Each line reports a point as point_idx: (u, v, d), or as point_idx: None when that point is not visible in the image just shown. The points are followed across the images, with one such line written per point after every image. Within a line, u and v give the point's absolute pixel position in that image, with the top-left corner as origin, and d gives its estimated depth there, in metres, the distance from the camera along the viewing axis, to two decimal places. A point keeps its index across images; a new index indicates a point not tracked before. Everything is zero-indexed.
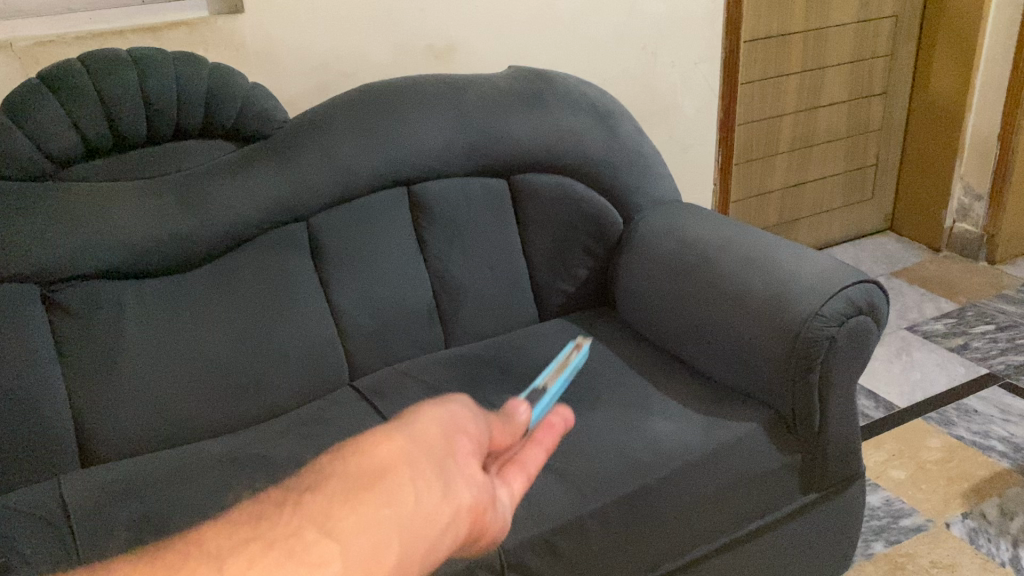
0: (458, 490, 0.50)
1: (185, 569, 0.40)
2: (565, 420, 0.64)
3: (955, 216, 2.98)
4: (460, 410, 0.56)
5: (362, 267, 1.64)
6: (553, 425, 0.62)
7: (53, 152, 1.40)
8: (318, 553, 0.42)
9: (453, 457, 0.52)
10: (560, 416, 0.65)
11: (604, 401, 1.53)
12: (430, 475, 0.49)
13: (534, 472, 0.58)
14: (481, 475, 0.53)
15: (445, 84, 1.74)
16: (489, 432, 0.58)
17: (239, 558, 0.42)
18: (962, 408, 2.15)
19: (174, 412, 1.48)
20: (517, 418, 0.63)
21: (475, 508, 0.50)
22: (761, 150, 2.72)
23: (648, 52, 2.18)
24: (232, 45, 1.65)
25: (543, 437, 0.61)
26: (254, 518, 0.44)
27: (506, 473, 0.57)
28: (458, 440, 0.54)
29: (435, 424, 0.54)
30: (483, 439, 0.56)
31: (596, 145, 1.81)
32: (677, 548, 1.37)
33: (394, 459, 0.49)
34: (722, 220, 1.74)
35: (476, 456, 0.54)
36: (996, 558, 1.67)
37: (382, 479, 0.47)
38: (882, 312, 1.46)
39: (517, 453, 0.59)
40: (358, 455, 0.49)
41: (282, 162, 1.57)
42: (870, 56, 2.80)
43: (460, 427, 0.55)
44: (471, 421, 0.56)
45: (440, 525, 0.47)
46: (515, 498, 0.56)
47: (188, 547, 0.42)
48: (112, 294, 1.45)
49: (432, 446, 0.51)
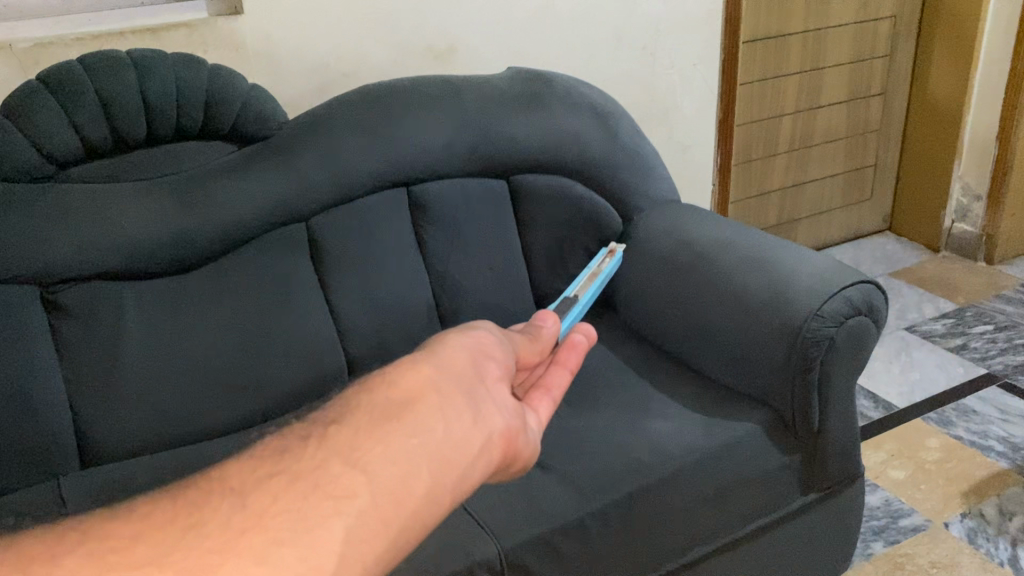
0: (482, 415, 0.61)
1: (209, 505, 0.49)
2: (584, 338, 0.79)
3: (954, 217, 2.99)
4: (485, 342, 0.69)
5: (362, 268, 1.64)
6: (574, 346, 0.77)
7: (53, 154, 1.40)
8: (344, 485, 0.51)
9: (478, 387, 0.63)
10: (582, 333, 0.79)
11: (604, 402, 1.53)
12: (460, 405, 0.60)
13: (558, 394, 0.72)
14: (505, 400, 0.65)
15: (445, 84, 1.74)
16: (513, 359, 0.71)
17: (264, 490, 0.51)
18: (961, 408, 2.15)
19: (174, 414, 1.49)
20: (540, 338, 0.77)
21: (505, 431, 0.62)
22: (761, 149, 2.72)
23: (647, 53, 2.18)
24: (232, 46, 1.65)
25: (565, 357, 0.76)
26: (278, 453, 0.54)
27: (533, 398, 0.71)
28: (483, 369, 0.66)
29: (462, 357, 0.66)
30: (506, 364, 0.69)
31: (596, 145, 1.82)
32: (677, 548, 1.37)
33: (426, 388, 0.60)
34: (722, 220, 1.75)
35: (501, 381, 0.67)
36: (995, 557, 1.68)
37: (414, 407, 0.58)
38: (881, 313, 1.47)
39: (545, 377, 0.74)
40: (391, 386, 0.59)
41: (282, 162, 1.57)
42: (869, 56, 2.80)
43: (484, 357, 0.67)
44: (494, 353, 0.69)
45: (471, 447, 0.58)
46: (542, 420, 0.69)
47: (212, 484, 0.51)
48: (112, 295, 1.45)
49: (459, 375, 0.63)
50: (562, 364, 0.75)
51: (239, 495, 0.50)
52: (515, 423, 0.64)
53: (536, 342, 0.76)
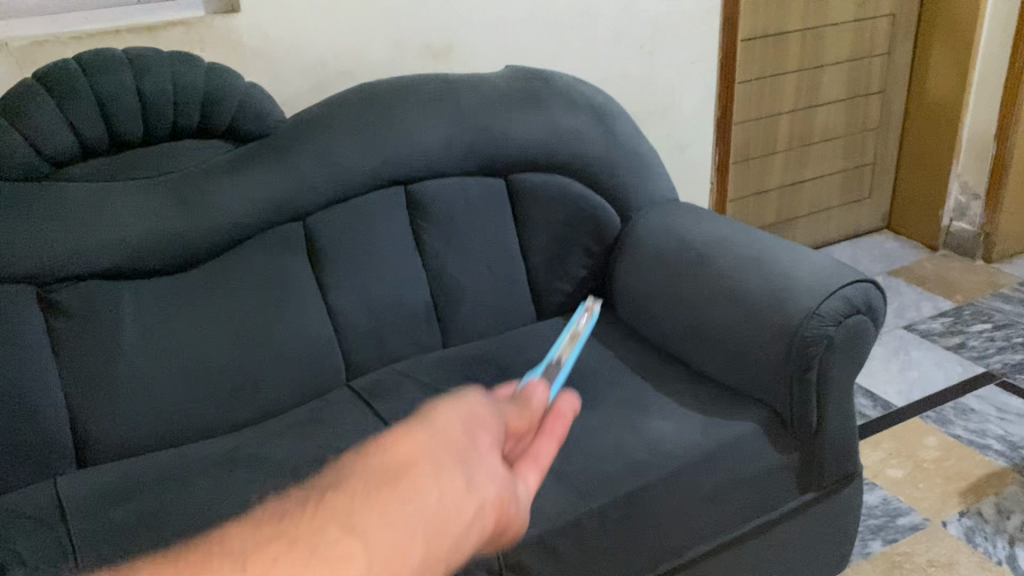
0: (483, 484, 0.50)
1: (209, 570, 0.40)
2: (577, 405, 0.62)
3: (952, 216, 2.97)
4: (475, 403, 0.56)
5: (360, 267, 1.63)
6: (563, 414, 0.60)
7: (49, 153, 1.39)
8: (340, 551, 0.43)
9: (473, 451, 0.52)
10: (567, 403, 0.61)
11: (602, 400, 1.53)
12: (454, 474, 0.49)
13: (546, 465, 0.57)
14: (503, 469, 0.53)
15: (442, 83, 1.73)
16: (504, 419, 0.57)
17: (261, 557, 0.42)
18: (959, 407, 2.15)
19: (170, 413, 1.48)
20: (531, 399, 0.61)
21: (499, 502, 0.51)
22: (759, 148, 2.72)
23: (646, 51, 2.18)
24: (229, 45, 1.65)
25: (553, 426, 0.59)
26: (277, 516, 0.45)
27: (519, 468, 0.55)
28: (479, 434, 0.53)
29: (454, 419, 0.53)
30: (499, 427, 0.56)
31: (594, 144, 1.81)
32: (675, 547, 1.37)
33: (417, 454, 0.49)
34: (720, 219, 1.74)
35: (497, 449, 0.54)
36: (993, 556, 1.68)
37: (405, 476, 0.48)
38: (879, 312, 1.46)
39: (529, 447, 0.58)
40: (381, 452, 0.50)
41: (279, 161, 1.56)
42: (868, 54, 2.80)
43: (479, 421, 0.54)
44: (486, 414, 0.56)
45: (464, 521, 0.48)
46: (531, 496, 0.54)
47: (208, 548, 0.42)
48: (108, 295, 1.45)
49: (450, 441, 0.51)
50: (549, 434, 0.58)
51: (239, 560, 0.41)
52: (512, 494, 0.52)
53: (524, 407, 0.60)
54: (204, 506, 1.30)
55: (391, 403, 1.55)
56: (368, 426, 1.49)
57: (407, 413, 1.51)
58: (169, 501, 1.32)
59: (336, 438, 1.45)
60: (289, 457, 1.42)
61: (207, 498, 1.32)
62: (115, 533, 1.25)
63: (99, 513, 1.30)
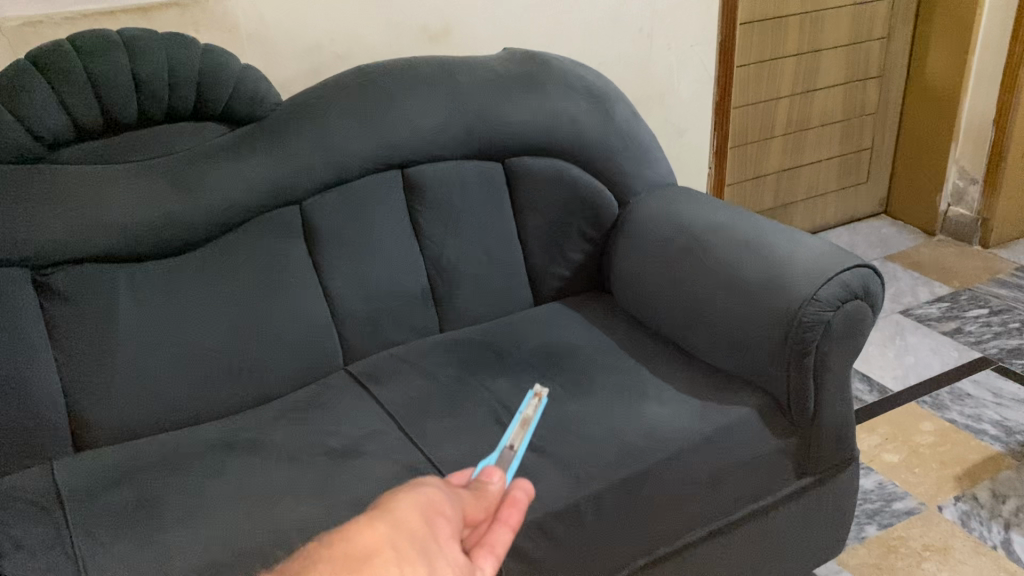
0: None
1: None
2: (531, 491, 0.63)
3: (950, 200, 2.98)
4: (433, 491, 0.56)
5: (356, 251, 1.63)
6: (517, 501, 0.61)
7: (42, 135, 1.38)
8: None
9: (434, 540, 0.52)
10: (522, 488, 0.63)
11: (600, 383, 1.53)
12: (415, 565, 0.49)
13: (501, 553, 0.56)
14: (463, 559, 0.53)
15: (440, 65, 1.72)
16: (461, 507, 0.58)
17: None
18: (955, 392, 2.16)
19: (166, 397, 1.48)
20: (488, 486, 0.62)
21: None
22: (757, 133, 2.71)
23: (644, 35, 2.17)
24: (225, 27, 1.63)
25: (507, 515, 0.59)
26: None
27: (477, 558, 0.54)
28: (437, 521, 0.53)
29: (413, 508, 0.53)
30: (457, 517, 0.56)
31: (592, 128, 1.80)
32: (672, 532, 1.38)
33: (379, 541, 0.49)
34: (717, 204, 1.73)
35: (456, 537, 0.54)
36: (988, 541, 1.69)
37: (370, 563, 0.47)
38: (877, 298, 1.46)
39: (486, 535, 0.57)
40: (342, 539, 0.49)
41: (276, 145, 1.55)
42: (867, 39, 2.79)
43: (438, 508, 0.55)
44: (446, 503, 0.56)
45: None
46: None
47: None
48: (104, 279, 1.44)
49: (411, 531, 0.51)
50: (505, 523, 0.58)
51: None
52: None
53: (482, 495, 0.61)
54: (201, 490, 1.30)
55: (388, 387, 1.55)
56: (366, 410, 1.49)
57: (404, 398, 1.51)
58: (165, 484, 1.32)
59: (334, 423, 1.46)
60: (287, 441, 1.42)
61: (204, 482, 1.32)
62: (113, 516, 1.26)
63: (97, 496, 1.30)
